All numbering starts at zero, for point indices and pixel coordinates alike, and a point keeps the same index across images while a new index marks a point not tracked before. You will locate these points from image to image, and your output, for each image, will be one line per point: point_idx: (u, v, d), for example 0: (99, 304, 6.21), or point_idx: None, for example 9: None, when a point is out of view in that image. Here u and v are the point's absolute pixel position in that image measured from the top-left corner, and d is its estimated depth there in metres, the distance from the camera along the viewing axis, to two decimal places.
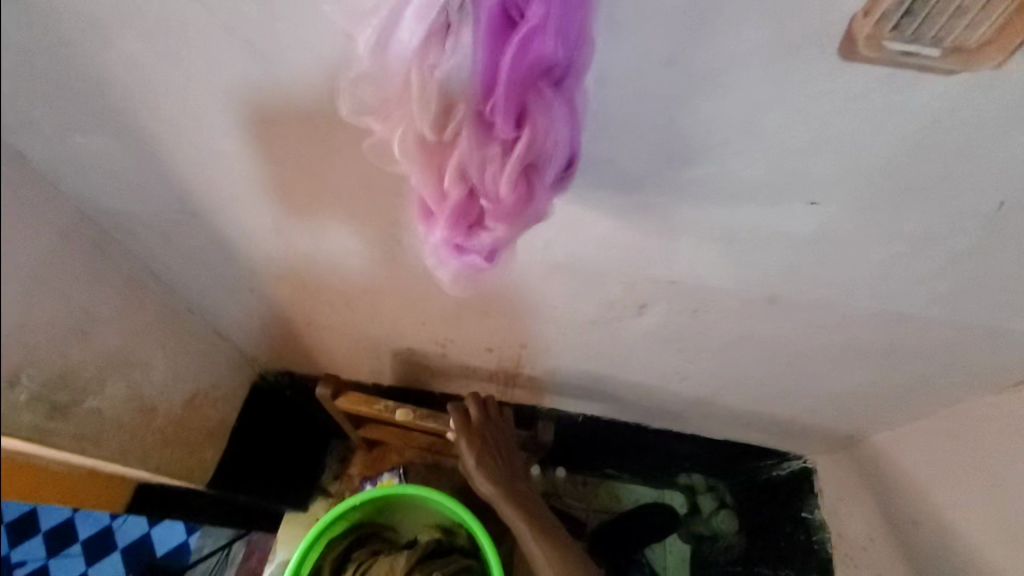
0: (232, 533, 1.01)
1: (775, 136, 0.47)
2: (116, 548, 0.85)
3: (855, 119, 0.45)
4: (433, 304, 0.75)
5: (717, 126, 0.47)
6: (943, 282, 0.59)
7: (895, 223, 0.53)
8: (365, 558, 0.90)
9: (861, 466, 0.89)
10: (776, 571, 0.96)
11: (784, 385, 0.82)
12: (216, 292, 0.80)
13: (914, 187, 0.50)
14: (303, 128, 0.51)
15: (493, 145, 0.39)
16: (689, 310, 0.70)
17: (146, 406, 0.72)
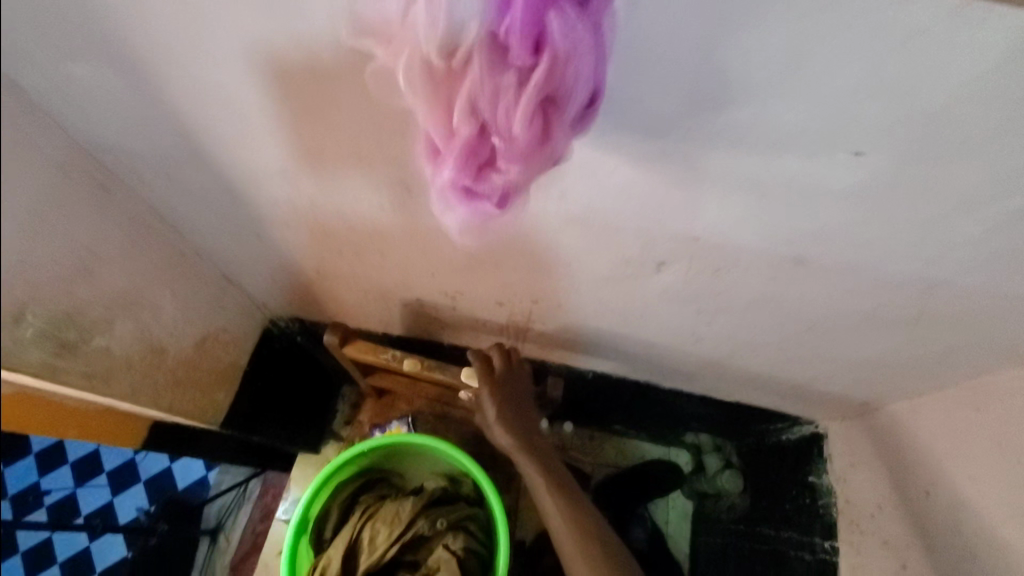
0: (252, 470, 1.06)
1: (825, 77, 0.36)
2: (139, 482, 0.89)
3: (930, 63, 0.34)
4: (436, 257, 0.69)
5: (758, 65, 0.35)
6: (1015, 270, 0.48)
7: (988, 203, 0.43)
8: (371, 502, 0.92)
9: (891, 455, 0.84)
10: (779, 530, 1.03)
11: (805, 347, 0.74)
12: (225, 238, 0.76)
13: (978, 140, 0.38)
14: (298, 58, 0.44)
15: (508, 73, 0.30)
16: (710, 271, 0.59)
17: (156, 347, 0.72)
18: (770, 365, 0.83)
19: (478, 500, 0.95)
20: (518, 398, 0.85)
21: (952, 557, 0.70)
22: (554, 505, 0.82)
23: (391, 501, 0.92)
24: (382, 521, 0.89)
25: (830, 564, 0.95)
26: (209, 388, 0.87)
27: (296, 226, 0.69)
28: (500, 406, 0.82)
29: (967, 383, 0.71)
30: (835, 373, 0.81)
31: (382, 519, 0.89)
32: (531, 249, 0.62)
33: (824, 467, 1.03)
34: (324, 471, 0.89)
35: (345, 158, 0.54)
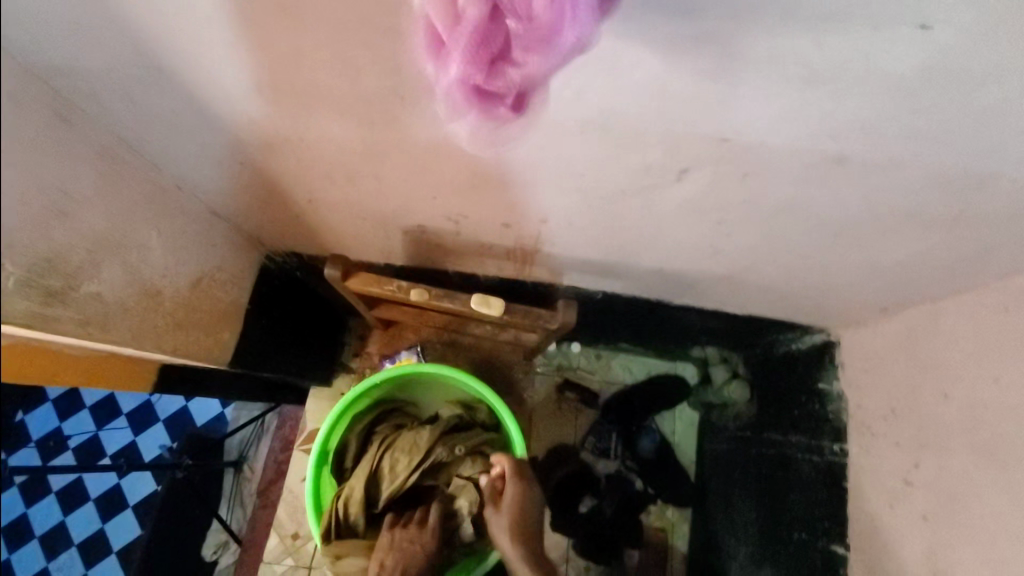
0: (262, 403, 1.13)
1: None
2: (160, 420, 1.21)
3: None
4: (438, 179, 0.64)
5: None
6: None
7: None
8: (388, 433, 0.93)
9: (910, 358, 0.83)
10: (789, 434, 1.12)
11: (828, 255, 0.71)
12: (209, 171, 0.69)
13: None
14: None
15: None
16: (737, 174, 0.54)
17: (151, 289, 0.68)
18: (788, 276, 0.81)
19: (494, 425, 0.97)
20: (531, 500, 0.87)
21: (965, 455, 0.71)
22: None
23: (407, 432, 0.93)
24: (402, 449, 0.91)
25: (838, 464, 0.98)
26: (214, 328, 0.85)
27: (284, 152, 0.63)
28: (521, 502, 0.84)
29: (998, 285, 0.68)
30: (857, 280, 0.79)
31: (401, 447, 0.91)
32: (542, 161, 0.57)
33: (833, 373, 1.03)
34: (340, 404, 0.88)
35: (329, 69, 0.47)
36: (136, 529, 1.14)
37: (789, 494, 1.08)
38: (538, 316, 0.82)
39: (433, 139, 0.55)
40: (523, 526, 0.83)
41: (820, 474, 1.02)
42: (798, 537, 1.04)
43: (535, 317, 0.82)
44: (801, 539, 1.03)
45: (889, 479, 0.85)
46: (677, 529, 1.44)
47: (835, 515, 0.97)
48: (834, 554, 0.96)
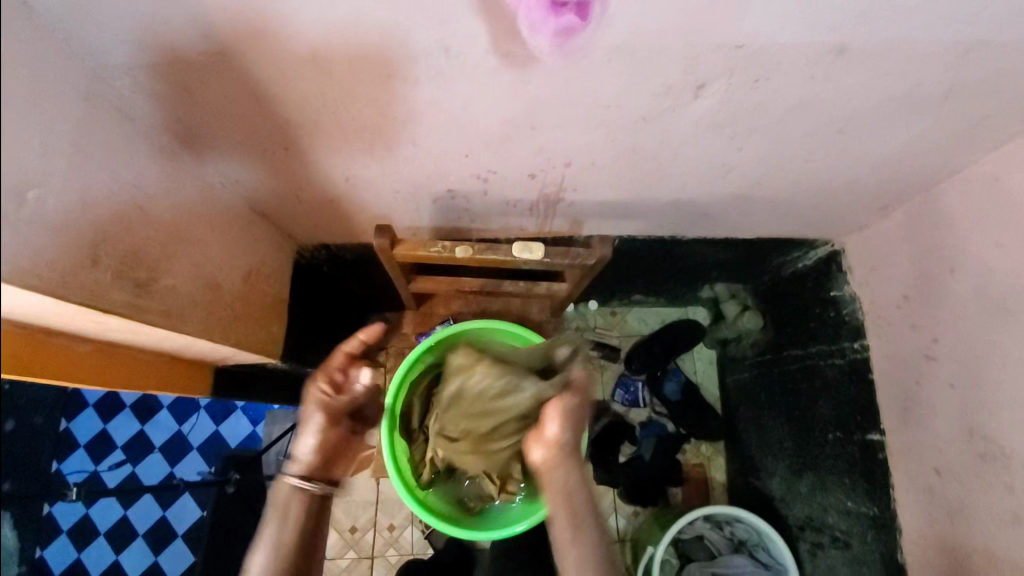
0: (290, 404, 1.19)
1: None
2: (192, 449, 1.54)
3: None
4: (472, 133, 0.68)
5: None
6: None
7: None
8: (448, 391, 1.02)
9: (918, 244, 0.90)
10: (813, 343, 1.18)
11: (830, 154, 0.78)
12: (249, 162, 0.73)
13: None
14: None
15: None
16: (750, 81, 0.60)
17: (212, 282, 0.72)
18: (794, 186, 0.87)
19: None
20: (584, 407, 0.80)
21: (979, 316, 0.79)
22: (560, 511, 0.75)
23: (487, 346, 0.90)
24: None
25: (860, 360, 1.06)
26: (263, 320, 0.88)
27: (327, 130, 0.67)
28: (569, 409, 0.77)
29: (988, 155, 0.76)
30: (858, 177, 0.85)
31: None
32: (572, 100, 0.62)
33: (843, 279, 1.11)
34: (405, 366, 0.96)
35: (380, 32, 0.52)
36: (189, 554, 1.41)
37: (818, 401, 1.15)
38: (577, 255, 0.87)
39: (472, 91, 0.60)
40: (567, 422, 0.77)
41: (846, 373, 1.09)
42: (833, 437, 1.11)
43: (574, 256, 0.87)
44: (836, 437, 1.10)
45: (912, 360, 0.92)
46: (714, 462, 1.53)
47: (866, 407, 1.04)
48: (871, 442, 1.03)
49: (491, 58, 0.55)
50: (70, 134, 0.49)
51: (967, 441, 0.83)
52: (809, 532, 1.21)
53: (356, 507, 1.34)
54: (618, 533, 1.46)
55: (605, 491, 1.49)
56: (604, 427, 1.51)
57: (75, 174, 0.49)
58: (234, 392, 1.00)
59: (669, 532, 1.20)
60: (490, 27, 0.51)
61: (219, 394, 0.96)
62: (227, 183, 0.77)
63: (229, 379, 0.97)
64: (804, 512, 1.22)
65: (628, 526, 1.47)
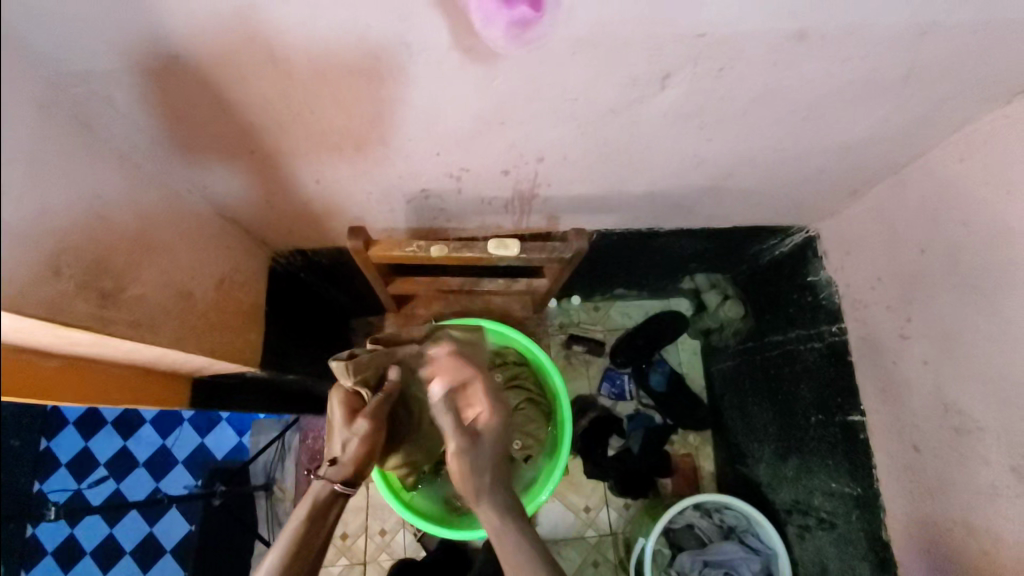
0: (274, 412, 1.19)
1: None
2: (178, 462, 1.55)
3: None
4: (443, 132, 0.68)
5: None
6: None
7: None
8: None
9: (889, 227, 0.92)
10: (793, 327, 1.20)
11: (800, 140, 0.79)
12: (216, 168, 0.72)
13: None
14: None
15: None
16: (714, 70, 0.61)
17: (183, 291, 0.71)
18: (766, 175, 0.88)
19: (522, 358, 1.17)
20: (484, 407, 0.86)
21: (951, 294, 0.80)
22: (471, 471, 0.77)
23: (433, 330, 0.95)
24: None
25: (839, 344, 1.07)
26: (240, 328, 0.87)
27: (294, 133, 0.66)
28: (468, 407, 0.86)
29: (952, 137, 0.78)
30: (827, 164, 0.87)
31: None
32: (540, 95, 0.62)
33: (819, 264, 1.12)
34: None
35: (342, 31, 0.51)
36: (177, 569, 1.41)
37: (799, 385, 1.18)
38: (554, 249, 0.87)
39: (439, 90, 0.60)
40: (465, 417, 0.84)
41: (825, 357, 1.11)
42: (815, 419, 1.13)
43: (551, 250, 0.86)
44: (818, 420, 1.12)
45: (887, 341, 0.94)
46: (701, 451, 1.55)
47: (845, 389, 1.06)
48: (852, 423, 1.05)
49: (454, 54, 0.54)
50: (26, 142, 0.48)
51: (943, 417, 0.85)
52: (796, 515, 1.22)
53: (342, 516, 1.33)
54: (609, 527, 1.48)
55: (595, 484, 1.51)
56: (592, 422, 1.51)
57: (34, 182, 0.48)
58: (222, 401, 0.99)
59: (660, 521, 1.21)
60: (453, 22, 0.51)
61: (206, 406, 0.96)
62: (195, 192, 0.76)
63: (212, 390, 0.97)
64: (790, 495, 1.23)
65: (620, 519, 1.48)
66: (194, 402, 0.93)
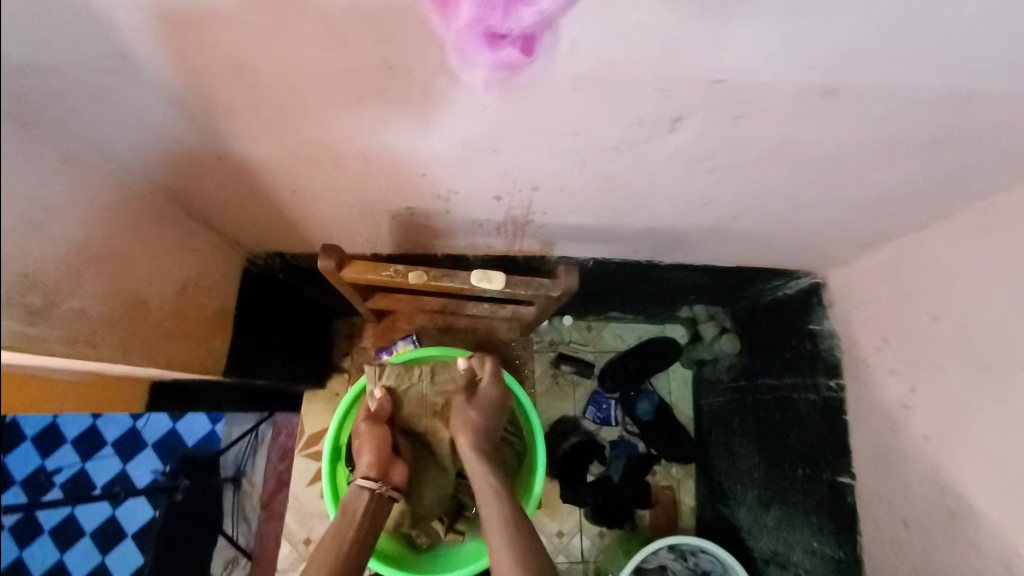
0: (235, 409, 1.14)
1: None
2: (148, 445, 1.47)
3: None
4: (431, 150, 0.64)
5: None
6: None
7: None
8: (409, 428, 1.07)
9: (899, 286, 0.87)
10: (789, 374, 1.15)
11: (816, 192, 0.74)
12: (182, 163, 0.67)
13: None
14: None
15: None
16: (730, 117, 0.55)
17: (137, 299, 0.66)
18: (776, 221, 0.84)
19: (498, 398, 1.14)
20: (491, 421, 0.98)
21: (958, 370, 0.76)
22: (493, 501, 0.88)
23: (425, 373, 1.05)
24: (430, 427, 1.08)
25: (834, 400, 1.02)
26: (203, 335, 0.82)
27: (268, 140, 0.62)
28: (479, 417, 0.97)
29: (977, 204, 0.72)
30: (842, 217, 0.82)
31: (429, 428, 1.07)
32: (537, 127, 0.57)
33: (824, 313, 1.07)
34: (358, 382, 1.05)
35: (316, 45, 0.46)
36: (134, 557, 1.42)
37: (789, 434, 1.13)
38: (540, 285, 0.84)
39: (428, 113, 0.55)
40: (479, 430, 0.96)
41: (818, 409, 1.06)
42: (801, 473, 1.08)
43: (538, 287, 0.84)
44: (805, 474, 1.07)
45: (887, 404, 0.90)
46: (683, 484, 1.49)
47: (836, 446, 1.01)
48: (840, 484, 1.00)
49: (442, 79, 0.49)
50: None
51: (937, 495, 0.80)
52: (773, 567, 1.18)
53: (310, 519, 1.39)
54: (582, 555, 1.42)
55: (570, 509, 1.45)
56: (572, 446, 1.47)
57: None
58: (172, 404, 0.94)
59: (631, 563, 1.17)
60: (439, 48, 0.45)
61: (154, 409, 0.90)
62: (159, 192, 0.71)
63: (167, 394, 0.90)
64: (769, 545, 1.18)
65: (592, 548, 1.43)
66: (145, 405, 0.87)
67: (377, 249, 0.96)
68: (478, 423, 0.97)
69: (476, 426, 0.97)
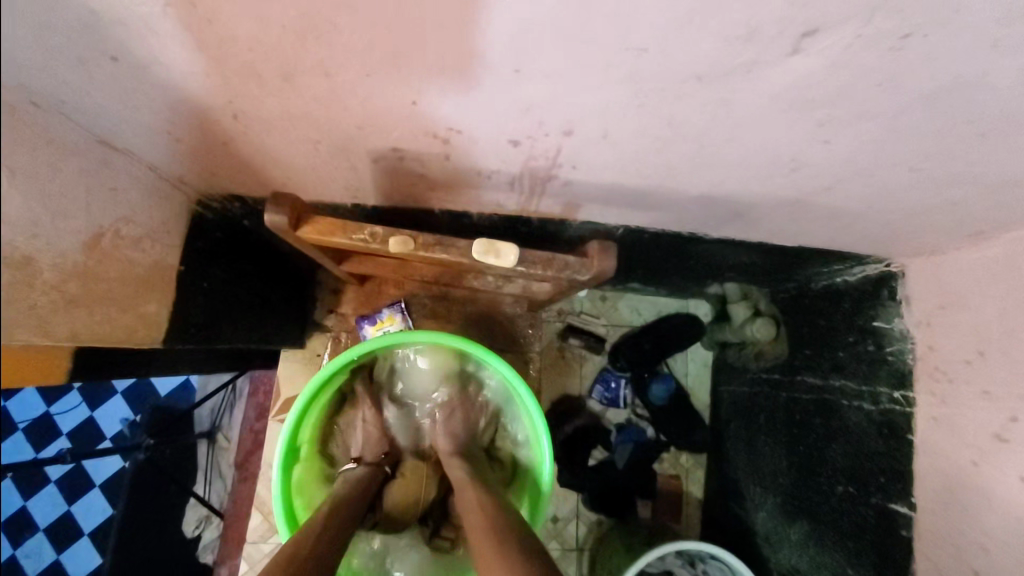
0: (192, 371, 0.95)
1: None
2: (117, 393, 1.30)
3: None
4: (433, 58, 0.45)
5: None
6: None
7: None
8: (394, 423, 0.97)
9: (1008, 286, 0.70)
10: (837, 375, 0.99)
11: (947, 162, 0.56)
12: (77, 49, 0.48)
13: None
14: None
15: None
16: (892, 34, 0.39)
17: (22, 257, 0.48)
18: (873, 192, 0.65)
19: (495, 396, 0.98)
20: (471, 413, 0.95)
21: None
22: (478, 506, 0.74)
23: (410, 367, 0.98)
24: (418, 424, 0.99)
25: (898, 415, 0.86)
26: (127, 299, 0.64)
27: (192, 19, 0.44)
28: (456, 407, 0.95)
29: None
30: (963, 199, 0.63)
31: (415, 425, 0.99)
32: (586, 27, 0.40)
33: (894, 309, 0.89)
34: (312, 384, 0.84)
35: None
36: (103, 509, 1.28)
37: (830, 443, 0.98)
38: (566, 265, 0.70)
39: None
40: (457, 420, 0.94)
41: (874, 423, 0.90)
42: (842, 490, 0.94)
43: (562, 267, 0.69)
44: (846, 492, 0.93)
45: (974, 433, 0.74)
46: (692, 475, 1.36)
47: (893, 470, 0.85)
48: (893, 513, 0.85)
49: None
50: None
51: None
52: None
53: None
54: (576, 541, 1.29)
55: (566, 495, 1.30)
56: (576, 430, 1.32)
57: None
58: (112, 371, 0.76)
59: (635, 566, 1.01)
60: None
61: (88, 379, 0.73)
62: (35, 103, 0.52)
63: (101, 359, 0.73)
64: (789, 560, 1.06)
65: (589, 534, 1.29)
66: (75, 377, 0.70)
67: (359, 196, 0.77)
68: (456, 414, 0.94)
69: (454, 418, 0.94)
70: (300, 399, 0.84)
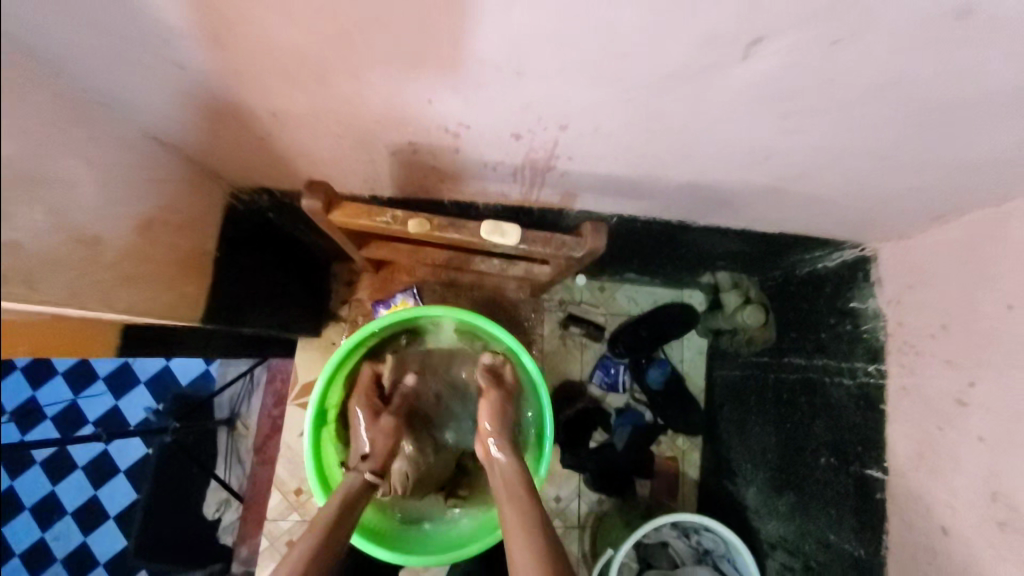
0: (219, 354, 1.02)
1: None
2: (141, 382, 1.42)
3: None
4: (444, 62, 0.53)
5: None
6: None
7: None
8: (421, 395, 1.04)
9: (966, 264, 0.77)
10: (820, 355, 1.05)
11: (901, 150, 0.63)
12: (139, 55, 0.56)
13: None
14: None
15: None
16: (829, 40, 0.46)
17: (89, 236, 0.56)
18: (839, 179, 0.72)
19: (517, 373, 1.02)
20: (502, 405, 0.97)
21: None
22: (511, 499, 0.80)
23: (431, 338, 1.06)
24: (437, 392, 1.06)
25: (873, 387, 0.93)
26: (171, 279, 0.72)
27: (240, 32, 0.52)
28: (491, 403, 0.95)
29: None
30: (920, 184, 0.70)
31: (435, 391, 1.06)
32: (573, 36, 0.47)
33: (869, 290, 0.96)
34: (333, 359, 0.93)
35: None
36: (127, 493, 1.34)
37: (814, 419, 1.04)
38: (563, 244, 0.77)
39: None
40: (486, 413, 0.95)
41: (853, 398, 0.96)
42: (825, 462, 1.00)
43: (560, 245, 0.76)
44: (829, 463, 0.99)
45: (938, 401, 0.81)
46: (688, 456, 1.42)
47: (869, 438, 0.93)
48: (868, 478, 0.92)
49: None
50: None
51: (985, 506, 0.72)
52: (780, 552, 1.11)
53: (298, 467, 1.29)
54: (577, 518, 1.36)
55: (568, 475, 1.37)
56: (576, 413, 1.40)
57: None
58: (152, 348, 0.84)
59: (633, 537, 1.08)
60: None
61: (130, 355, 0.80)
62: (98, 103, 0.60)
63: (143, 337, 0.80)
64: (778, 531, 1.12)
65: (589, 511, 1.36)
66: (121, 351, 0.78)
67: (376, 187, 0.85)
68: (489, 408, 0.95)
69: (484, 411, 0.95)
70: (322, 375, 0.92)
